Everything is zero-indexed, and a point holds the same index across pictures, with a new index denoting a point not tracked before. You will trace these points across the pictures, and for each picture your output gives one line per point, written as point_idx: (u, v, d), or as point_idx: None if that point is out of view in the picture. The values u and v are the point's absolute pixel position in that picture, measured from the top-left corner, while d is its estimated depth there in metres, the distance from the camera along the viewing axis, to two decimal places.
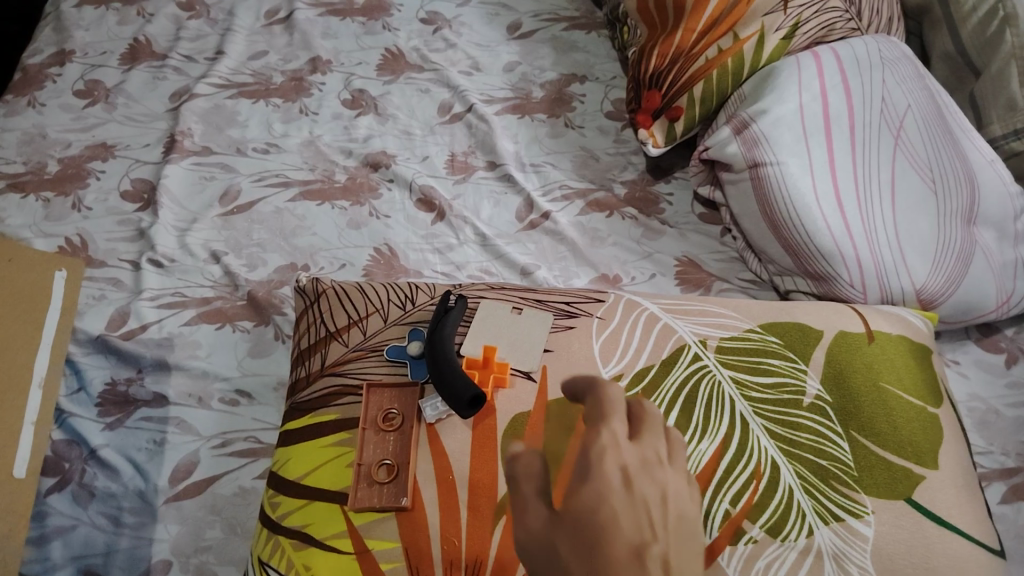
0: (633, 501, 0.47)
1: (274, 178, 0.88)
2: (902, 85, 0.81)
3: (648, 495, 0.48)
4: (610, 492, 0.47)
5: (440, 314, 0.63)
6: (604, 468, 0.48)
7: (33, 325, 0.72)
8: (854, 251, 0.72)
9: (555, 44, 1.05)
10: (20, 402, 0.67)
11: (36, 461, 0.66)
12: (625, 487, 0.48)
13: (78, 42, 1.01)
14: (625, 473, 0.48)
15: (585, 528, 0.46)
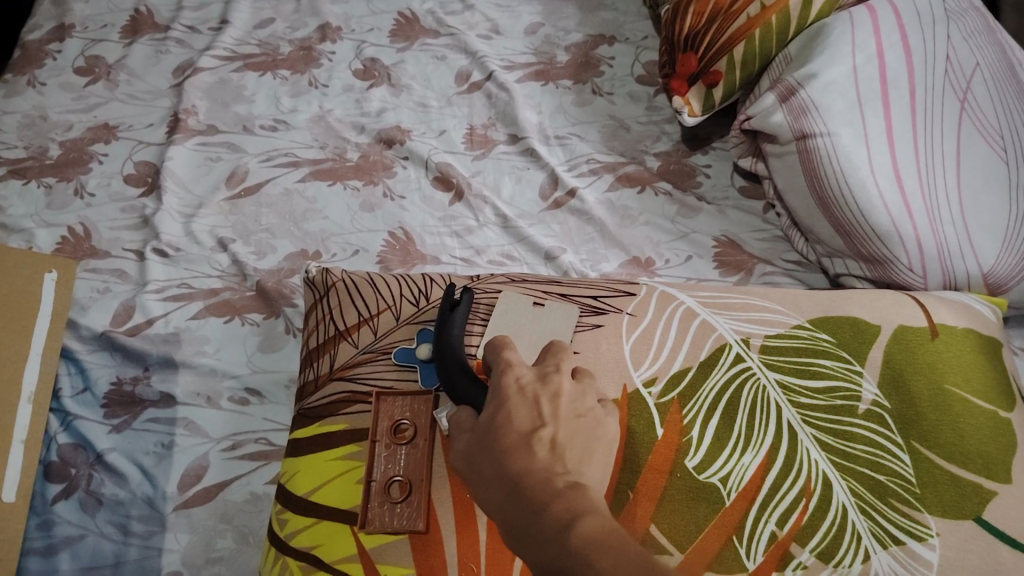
0: (531, 404, 0.42)
1: (283, 158, 0.83)
2: (969, 40, 0.73)
3: (551, 385, 0.43)
4: (505, 397, 0.42)
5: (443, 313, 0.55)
6: (502, 376, 0.44)
7: (20, 337, 0.67)
8: (913, 231, 0.65)
9: (581, 3, 0.97)
10: (8, 423, 0.63)
11: (26, 483, 0.62)
12: (520, 391, 0.43)
13: (78, 15, 0.96)
14: (523, 382, 0.43)
15: (486, 428, 0.42)
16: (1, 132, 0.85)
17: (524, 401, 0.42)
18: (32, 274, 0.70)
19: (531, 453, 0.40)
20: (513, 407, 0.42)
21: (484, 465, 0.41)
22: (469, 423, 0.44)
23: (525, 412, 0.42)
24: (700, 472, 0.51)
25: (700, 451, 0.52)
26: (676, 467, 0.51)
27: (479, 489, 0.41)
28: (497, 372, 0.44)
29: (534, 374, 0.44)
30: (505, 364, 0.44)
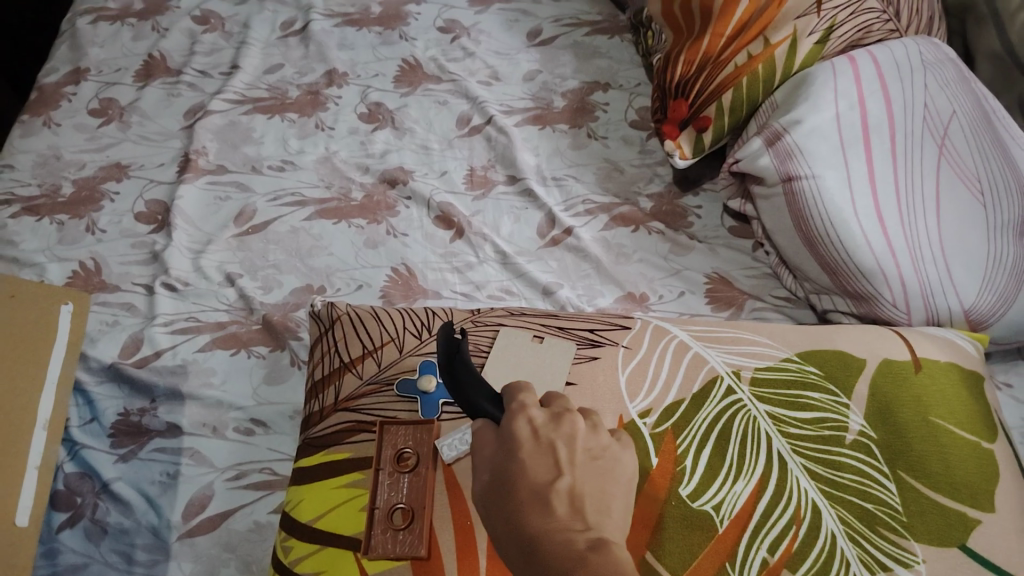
0: (546, 452, 0.45)
1: (289, 197, 0.86)
2: (945, 89, 0.76)
3: (565, 429, 0.46)
4: (521, 445, 0.45)
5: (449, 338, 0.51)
6: (516, 425, 0.46)
7: (35, 367, 0.69)
8: (896, 269, 0.68)
9: (577, 51, 1.01)
10: (21, 449, 0.65)
11: (37, 509, 0.63)
12: (534, 438, 0.45)
13: (93, 59, 1.00)
14: (536, 428, 0.46)
15: (505, 477, 0.44)
16: (16, 171, 0.88)
17: (539, 448, 0.45)
18: (48, 305, 0.73)
19: (550, 508, 0.42)
20: (531, 457, 0.44)
21: (505, 517, 0.43)
22: (488, 464, 0.46)
23: (542, 461, 0.44)
24: (694, 500, 0.53)
25: (693, 479, 0.53)
26: (671, 495, 0.53)
27: (501, 541, 0.43)
28: (510, 419, 0.46)
29: (545, 420, 0.46)
30: (517, 413, 0.46)
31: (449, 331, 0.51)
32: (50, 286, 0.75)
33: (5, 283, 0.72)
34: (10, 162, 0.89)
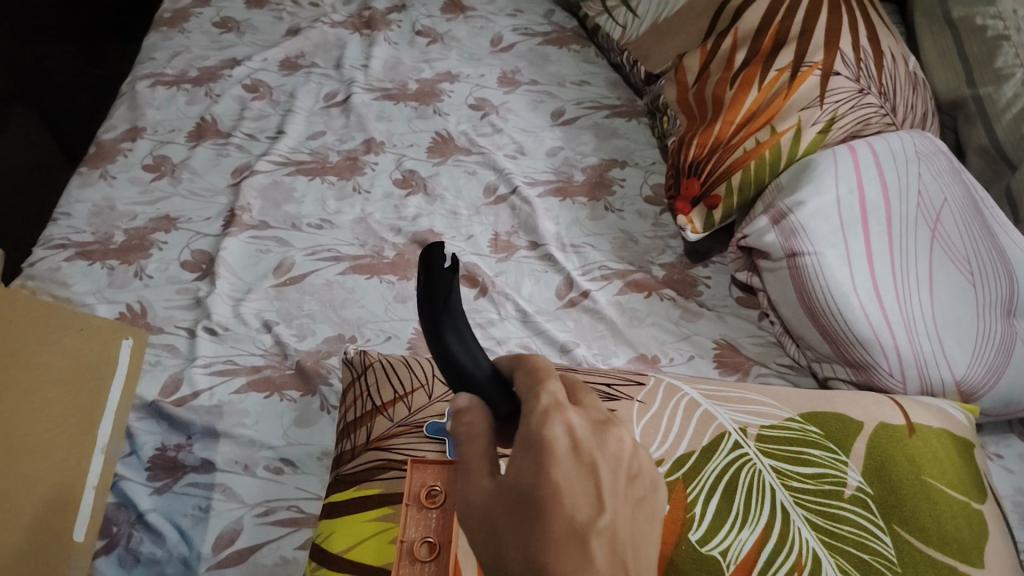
0: (586, 470, 0.38)
1: (326, 253, 0.92)
2: (937, 178, 0.83)
3: (604, 450, 0.39)
4: (554, 456, 0.37)
5: (437, 279, 0.39)
6: (550, 429, 0.38)
7: (95, 396, 0.73)
8: (893, 341, 0.73)
9: (597, 131, 1.09)
10: (81, 472, 0.69)
11: (92, 526, 0.67)
12: (573, 452, 0.38)
13: (149, 119, 1.08)
14: (574, 435, 0.39)
15: (527, 492, 0.37)
16: (72, 218, 0.95)
17: (576, 464, 0.38)
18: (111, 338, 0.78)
19: (588, 550, 0.36)
20: (566, 474, 0.37)
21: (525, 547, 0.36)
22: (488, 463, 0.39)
23: (577, 482, 0.37)
24: (703, 545, 0.56)
25: (703, 526, 0.57)
26: (681, 540, 0.56)
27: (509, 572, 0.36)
28: (544, 417, 0.38)
29: (586, 429, 0.39)
30: (551, 410, 0.38)
31: (439, 272, 0.39)
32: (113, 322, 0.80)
33: (73, 317, 0.78)
34: (67, 210, 0.96)
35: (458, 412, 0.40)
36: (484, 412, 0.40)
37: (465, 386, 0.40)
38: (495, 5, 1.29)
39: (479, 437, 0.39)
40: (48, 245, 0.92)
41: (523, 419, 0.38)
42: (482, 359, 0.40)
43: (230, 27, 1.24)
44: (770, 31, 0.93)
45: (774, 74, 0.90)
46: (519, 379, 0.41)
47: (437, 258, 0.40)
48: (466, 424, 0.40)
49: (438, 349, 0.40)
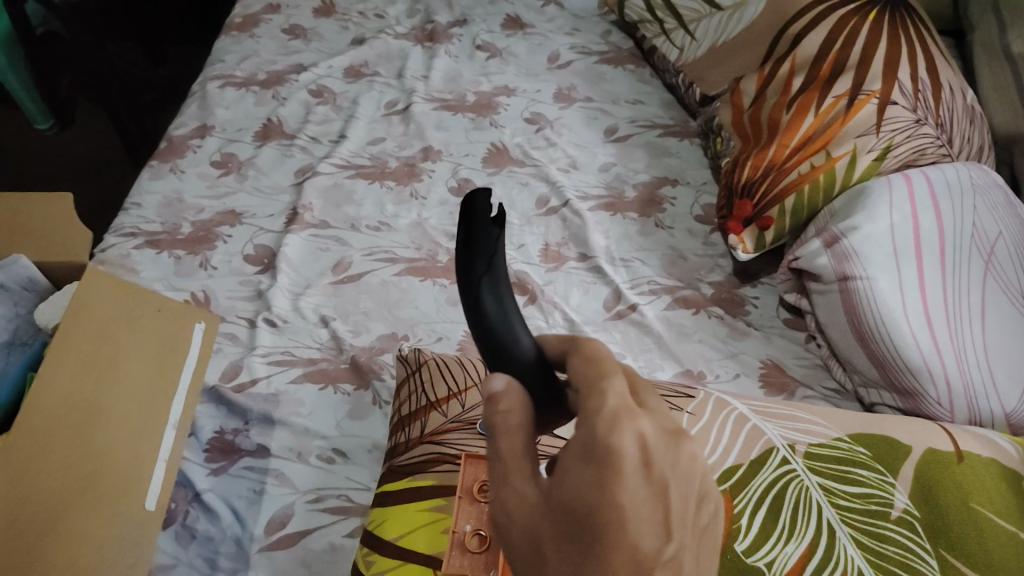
0: (657, 495, 0.32)
1: (382, 254, 0.95)
2: (992, 211, 0.83)
3: (679, 466, 0.33)
4: (620, 473, 0.32)
5: (477, 224, 0.38)
6: (618, 438, 0.32)
7: (170, 373, 0.72)
8: (942, 369, 0.73)
9: (649, 149, 1.11)
10: (152, 444, 0.68)
11: (162, 499, 0.67)
12: (643, 468, 0.32)
13: (219, 118, 1.13)
14: (647, 448, 0.33)
15: (582, 512, 0.32)
16: (143, 208, 0.99)
17: (647, 485, 0.32)
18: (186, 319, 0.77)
19: None
20: (633, 498, 0.32)
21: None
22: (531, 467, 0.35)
23: (645, 508, 0.32)
24: (748, 555, 0.57)
25: (748, 537, 0.58)
26: (727, 550, 0.57)
27: None
28: (611, 424, 0.33)
29: (662, 441, 0.33)
30: (621, 412, 0.33)
31: (479, 216, 0.38)
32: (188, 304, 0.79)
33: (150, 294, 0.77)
34: (138, 201, 1.00)
35: (492, 394, 0.36)
36: (523, 397, 0.36)
37: (489, 342, 0.37)
38: (554, 24, 1.33)
39: (518, 430, 0.35)
40: (119, 233, 0.96)
41: (588, 422, 0.33)
42: (513, 315, 0.37)
43: (298, 34, 1.28)
44: (828, 58, 0.94)
45: (830, 101, 0.91)
46: (578, 368, 0.36)
47: (480, 204, 0.38)
48: (502, 415, 0.35)
49: (467, 296, 0.37)
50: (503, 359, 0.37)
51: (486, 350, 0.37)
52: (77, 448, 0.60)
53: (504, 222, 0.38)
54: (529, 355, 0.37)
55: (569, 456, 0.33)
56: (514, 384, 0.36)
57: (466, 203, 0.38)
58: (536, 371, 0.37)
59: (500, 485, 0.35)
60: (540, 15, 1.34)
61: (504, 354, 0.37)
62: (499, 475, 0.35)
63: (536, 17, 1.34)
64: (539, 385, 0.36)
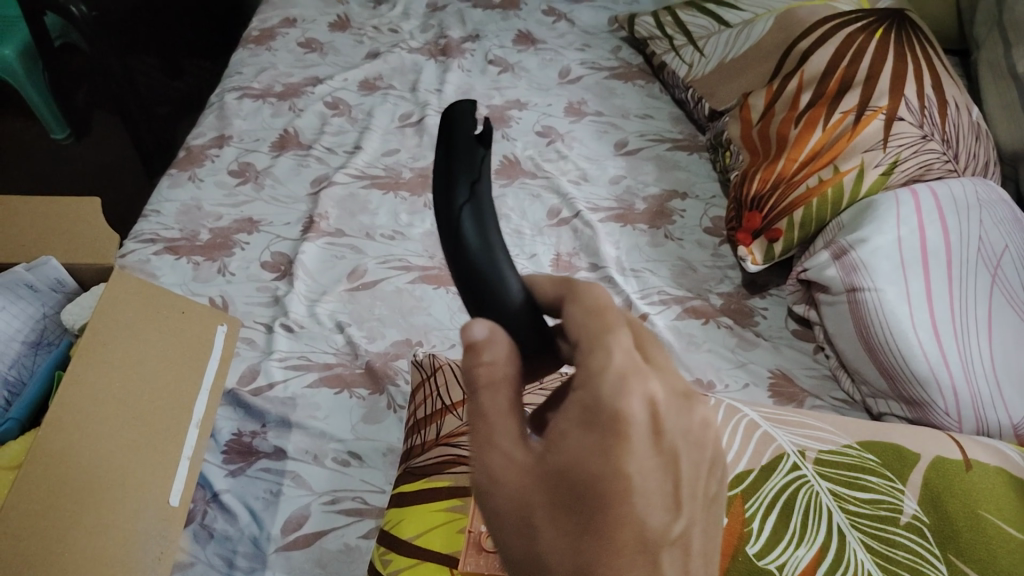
0: (663, 458, 0.34)
1: (396, 263, 0.97)
2: (999, 226, 0.85)
3: (682, 427, 0.35)
4: (628, 438, 0.32)
5: (461, 144, 0.40)
6: (629, 402, 0.33)
7: (193, 373, 0.74)
8: (949, 379, 0.75)
9: (659, 163, 1.13)
10: (175, 443, 0.69)
11: (185, 495, 0.68)
12: (651, 432, 0.33)
13: (236, 128, 1.15)
14: (656, 410, 0.33)
15: (583, 476, 0.33)
16: (162, 216, 1.01)
17: (653, 448, 0.33)
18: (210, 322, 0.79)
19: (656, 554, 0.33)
20: (639, 460, 0.33)
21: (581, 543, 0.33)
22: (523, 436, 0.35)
23: (650, 472, 0.33)
24: (760, 558, 0.58)
25: (759, 540, 0.59)
26: (738, 552, 0.58)
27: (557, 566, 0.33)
28: (622, 387, 0.33)
29: (667, 401, 0.34)
30: (632, 371, 0.33)
31: (465, 142, 0.40)
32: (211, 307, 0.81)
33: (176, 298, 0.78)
34: (157, 208, 1.02)
35: (473, 342, 0.35)
36: (507, 346, 0.36)
37: (465, 256, 0.37)
38: (565, 39, 1.35)
39: (503, 381, 0.35)
40: (138, 239, 0.98)
41: (597, 385, 0.33)
42: (494, 233, 0.38)
43: (314, 47, 1.31)
44: (836, 75, 0.97)
45: (838, 117, 0.93)
46: (580, 320, 0.36)
47: (465, 126, 0.41)
48: (488, 367, 0.35)
49: (446, 211, 0.38)
50: (481, 274, 0.37)
51: (462, 267, 0.37)
52: (100, 442, 0.62)
53: (490, 148, 0.41)
54: (509, 277, 0.37)
55: (572, 420, 0.34)
56: (497, 328, 0.36)
57: (449, 123, 0.41)
58: (516, 296, 0.37)
59: (485, 441, 0.35)
60: (551, 30, 1.36)
61: (483, 267, 0.37)
62: (483, 430, 0.35)
63: (547, 33, 1.36)
64: (519, 307, 0.37)
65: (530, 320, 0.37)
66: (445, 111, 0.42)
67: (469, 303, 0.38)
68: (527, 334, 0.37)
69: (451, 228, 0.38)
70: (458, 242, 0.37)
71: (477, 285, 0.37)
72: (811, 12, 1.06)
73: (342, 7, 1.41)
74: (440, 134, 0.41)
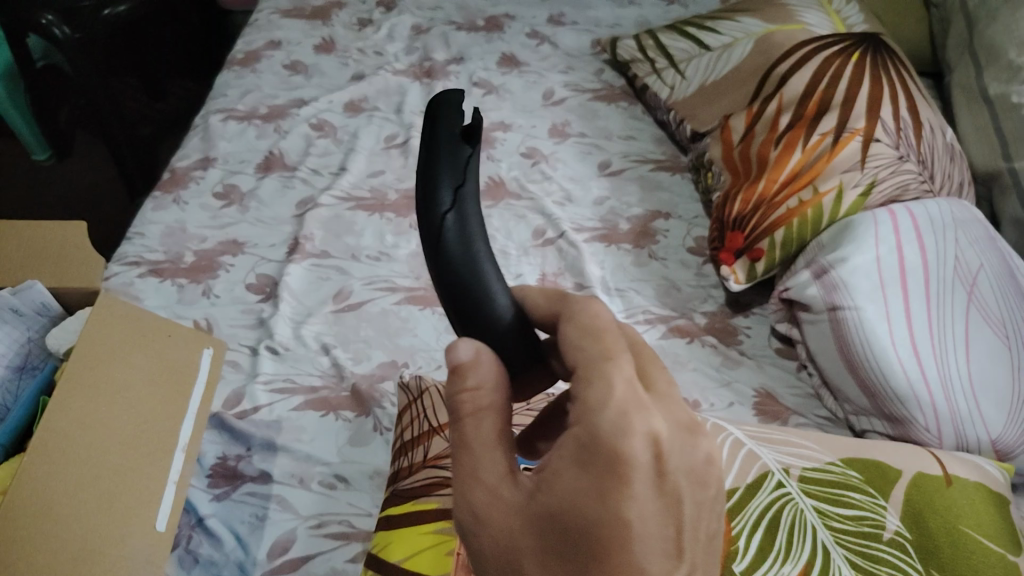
0: (666, 496, 0.35)
1: (382, 283, 0.97)
2: (974, 245, 0.86)
3: (685, 464, 0.36)
4: (630, 477, 0.34)
5: (447, 142, 0.41)
6: (631, 441, 0.35)
7: (180, 398, 0.74)
8: (929, 396, 0.76)
9: (642, 183, 1.14)
10: (161, 469, 0.69)
11: (172, 520, 0.68)
12: (652, 469, 0.35)
13: (221, 150, 1.15)
14: (658, 447, 0.35)
15: (575, 516, 0.35)
16: (145, 238, 1.01)
17: (653, 488, 0.35)
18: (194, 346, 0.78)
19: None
20: (638, 501, 0.35)
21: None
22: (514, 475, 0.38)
23: (650, 510, 0.35)
24: None
25: (745, 558, 0.60)
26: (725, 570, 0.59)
27: None
28: (622, 426, 0.35)
29: (667, 436, 0.36)
30: (630, 408, 0.36)
31: (449, 147, 0.41)
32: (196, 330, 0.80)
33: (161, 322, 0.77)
34: (141, 230, 1.02)
35: (459, 363, 0.39)
36: (491, 369, 0.39)
37: (449, 266, 0.39)
38: (548, 61, 1.36)
39: (488, 411, 0.39)
40: (122, 262, 0.98)
41: (597, 423, 0.35)
42: (477, 242, 0.39)
43: (298, 69, 1.32)
44: (814, 98, 0.99)
45: (817, 138, 0.95)
46: (578, 341, 0.38)
47: (452, 123, 0.42)
48: (471, 395, 0.39)
49: (429, 216, 0.39)
50: (465, 286, 0.39)
51: (445, 276, 0.39)
52: (85, 467, 0.62)
53: (476, 145, 0.41)
54: (496, 291, 0.39)
55: (565, 459, 0.36)
56: (482, 347, 0.39)
57: (434, 120, 0.42)
58: (504, 312, 0.39)
59: (474, 479, 0.38)
60: (534, 53, 1.37)
61: (466, 278, 0.39)
62: (471, 467, 0.38)
63: (531, 55, 1.37)
64: (508, 324, 0.39)
65: (519, 334, 0.40)
66: (430, 105, 0.43)
67: (455, 315, 0.40)
68: (515, 350, 0.40)
69: (435, 237, 0.39)
70: (442, 251, 0.39)
71: (462, 298, 0.39)
72: (789, 37, 1.10)
73: (327, 30, 1.42)
74: (426, 128, 0.42)
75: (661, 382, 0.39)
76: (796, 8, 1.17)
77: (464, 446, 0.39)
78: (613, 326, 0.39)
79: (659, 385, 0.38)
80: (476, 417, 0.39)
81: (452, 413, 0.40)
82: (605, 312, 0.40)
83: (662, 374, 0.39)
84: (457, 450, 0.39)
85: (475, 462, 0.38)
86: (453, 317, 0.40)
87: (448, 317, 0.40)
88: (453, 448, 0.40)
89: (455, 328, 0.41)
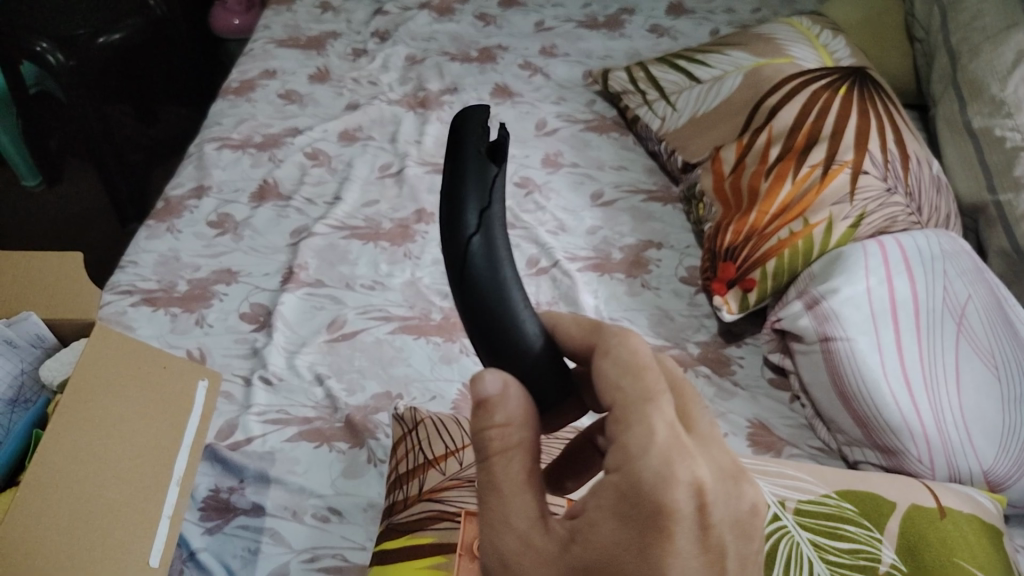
0: (708, 544, 0.38)
1: (377, 312, 0.97)
2: (963, 276, 0.87)
3: (729, 514, 0.39)
4: (673, 528, 0.37)
5: (474, 160, 0.41)
6: (676, 492, 0.37)
7: (175, 429, 0.73)
8: (921, 429, 0.76)
9: (635, 213, 1.15)
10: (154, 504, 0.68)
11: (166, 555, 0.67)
12: (696, 517, 0.37)
13: (215, 178, 1.15)
14: (699, 496, 0.37)
15: (614, 567, 0.37)
16: (139, 266, 1.01)
17: (698, 541, 0.38)
18: (191, 379, 0.78)
19: None
20: (681, 554, 0.37)
21: None
22: (546, 518, 0.40)
23: (693, 564, 0.37)
24: None
25: None
26: None
27: None
28: (665, 476, 0.37)
29: (710, 485, 0.38)
30: (673, 456, 0.37)
31: (474, 164, 0.40)
32: (192, 361, 0.80)
33: (157, 352, 0.76)
34: (134, 259, 1.02)
35: (486, 398, 0.40)
36: (518, 404, 0.40)
37: (476, 293, 0.39)
38: (540, 92, 1.37)
39: (516, 449, 0.41)
40: (114, 290, 0.98)
41: (643, 474, 0.37)
42: (505, 268, 0.39)
43: (293, 99, 1.33)
44: (803, 130, 1.01)
45: (807, 170, 0.97)
46: (617, 379, 0.40)
47: (478, 141, 0.41)
48: (500, 432, 0.40)
49: (455, 240, 0.39)
50: (494, 317, 0.39)
51: (472, 304, 0.39)
52: (79, 502, 0.61)
53: (502, 164, 0.41)
54: (524, 321, 0.40)
55: (604, 509, 0.38)
56: (511, 380, 0.40)
57: (461, 137, 0.42)
58: (532, 343, 0.40)
59: (504, 523, 0.40)
60: (528, 84, 1.39)
61: (494, 307, 0.39)
62: (501, 511, 0.40)
63: (524, 86, 1.38)
64: (537, 356, 0.41)
65: (547, 365, 0.41)
66: (455, 118, 0.43)
67: (482, 344, 0.41)
68: (542, 380, 0.41)
69: (461, 260, 0.39)
70: (468, 276, 0.39)
71: (491, 329, 0.40)
72: (776, 70, 1.12)
73: (322, 60, 1.43)
74: (452, 144, 0.42)
75: (703, 424, 0.41)
76: (784, 42, 1.20)
77: (494, 489, 0.41)
78: (653, 363, 0.41)
79: (701, 428, 0.41)
80: (505, 460, 0.40)
81: (481, 452, 0.41)
82: (643, 347, 0.41)
83: (704, 416, 0.41)
84: (487, 492, 0.41)
85: (507, 507, 0.40)
86: (479, 346, 0.41)
87: (474, 345, 0.41)
88: (482, 489, 0.41)
89: (481, 354, 0.42)
